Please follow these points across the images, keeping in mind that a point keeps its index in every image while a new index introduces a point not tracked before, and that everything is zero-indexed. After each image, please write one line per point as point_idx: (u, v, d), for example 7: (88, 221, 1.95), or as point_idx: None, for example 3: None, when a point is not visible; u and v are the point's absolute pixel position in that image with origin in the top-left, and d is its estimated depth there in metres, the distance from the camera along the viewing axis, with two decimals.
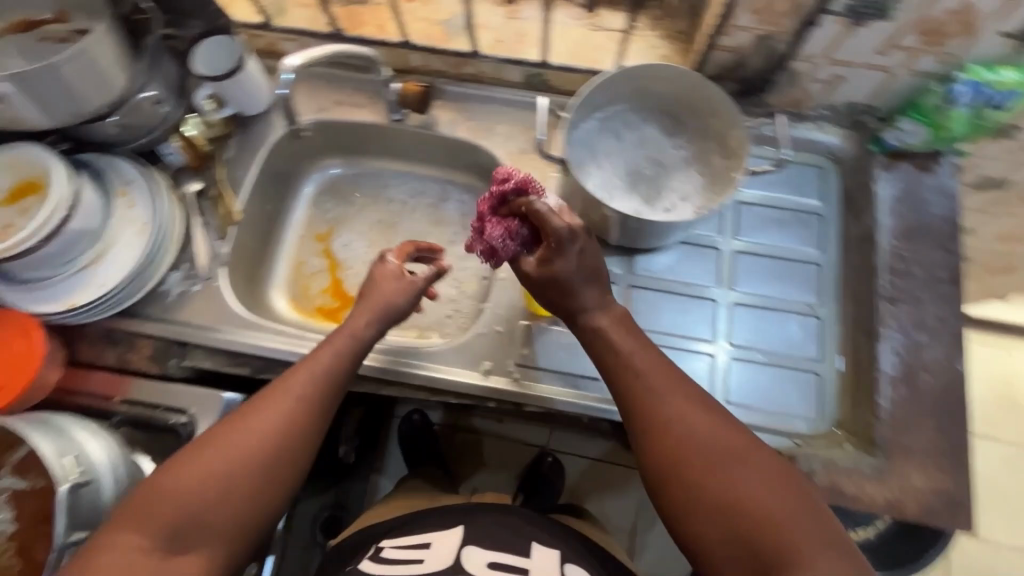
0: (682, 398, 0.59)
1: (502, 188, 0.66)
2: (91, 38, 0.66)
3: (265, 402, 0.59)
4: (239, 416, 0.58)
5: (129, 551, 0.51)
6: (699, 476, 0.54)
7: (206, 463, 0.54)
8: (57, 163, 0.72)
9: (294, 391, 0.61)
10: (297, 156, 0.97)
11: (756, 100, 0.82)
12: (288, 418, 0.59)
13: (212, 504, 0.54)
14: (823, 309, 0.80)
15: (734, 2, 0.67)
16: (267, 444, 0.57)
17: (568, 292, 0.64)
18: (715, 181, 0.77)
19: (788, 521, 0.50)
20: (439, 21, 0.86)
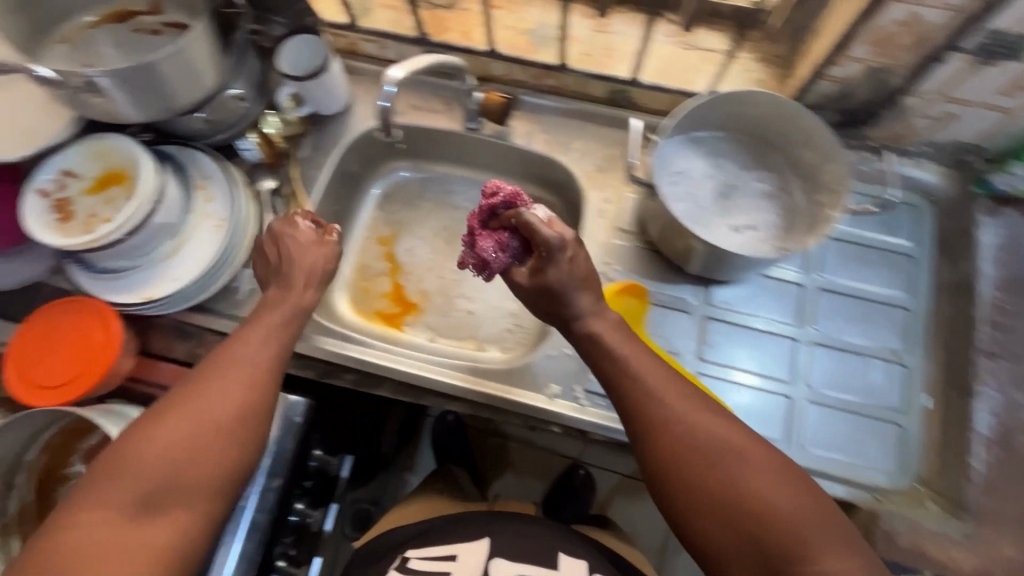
0: (670, 397, 0.59)
1: (490, 203, 0.68)
2: (189, 36, 0.66)
3: (239, 364, 0.60)
4: (209, 375, 0.58)
5: (110, 511, 0.50)
6: (699, 475, 0.54)
7: (184, 423, 0.54)
8: (145, 158, 0.73)
9: (267, 354, 0.62)
10: (368, 158, 0.96)
11: (853, 132, 0.79)
12: (261, 378, 0.60)
13: (195, 462, 0.53)
14: (909, 357, 0.76)
15: (852, 33, 0.63)
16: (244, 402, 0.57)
17: (561, 300, 0.66)
18: (799, 220, 0.74)
19: (795, 518, 0.50)
20: (525, 30, 0.84)
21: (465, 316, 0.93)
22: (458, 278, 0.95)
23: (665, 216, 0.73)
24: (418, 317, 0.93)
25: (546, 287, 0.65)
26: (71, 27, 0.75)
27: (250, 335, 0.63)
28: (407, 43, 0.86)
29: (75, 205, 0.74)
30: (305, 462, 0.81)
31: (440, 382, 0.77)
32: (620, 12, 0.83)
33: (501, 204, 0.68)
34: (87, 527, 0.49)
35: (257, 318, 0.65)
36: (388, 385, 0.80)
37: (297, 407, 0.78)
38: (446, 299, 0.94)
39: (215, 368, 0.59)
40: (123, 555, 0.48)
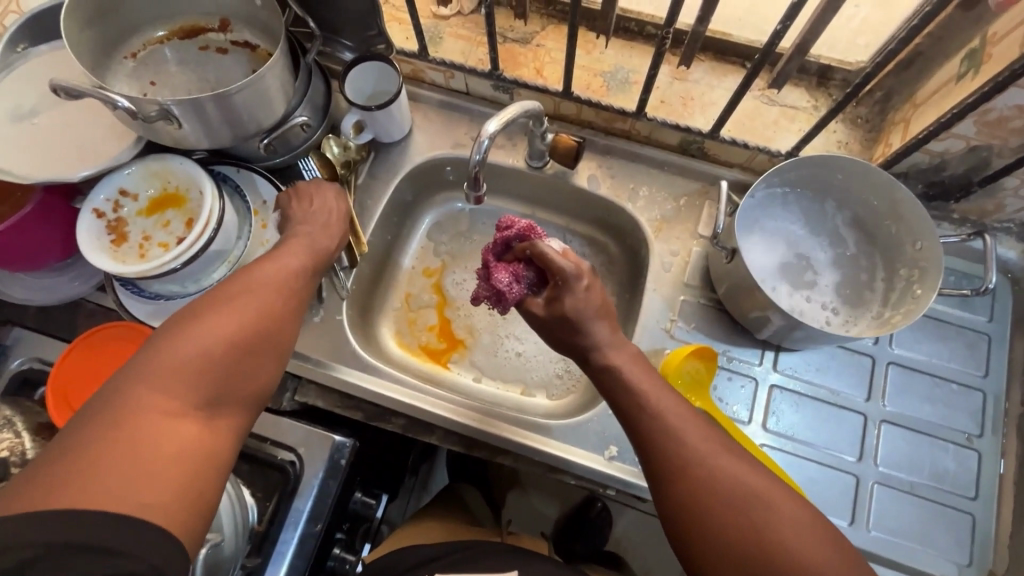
0: (691, 426, 0.55)
1: (503, 236, 0.66)
2: (267, 66, 0.63)
3: (273, 279, 0.57)
4: (246, 286, 0.55)
5: (156, 406, 0.44)
6: (718, 510, 0.50)
7: (230, 323, 0.51)
8: (208, 183, 0.70)
9: (300, 278, 0.60)
10: (424, 188, 0.93)
11: (939, 204, 0.75)
12: (294, 297, 0.58)
13: (241, 370, 0.50)
14: (982, 443, 0.73)
15: (962, 113, 0.60)
16: (280, 315, 0.55)
17: (579, 334, 0.61)
18: (868, 300, 0.72)
19: (818, 564, 0.47)
20: (600, 72, 0.81)
21: (513, 357, 0.90)
22: (508, 317, 0.92)
23: (741, 280, 0.70)
24: (464, 355, 0.90)
25: (564, 320, 0.61)
26: (139, 43, 0.73)
27: (277, 254, 0.60)
28: (476, 76, 0.83)
29: (129, 226, 0.71)
30: (346, 504, 0.78)
31: (492, 437, 0.74)
32: (700, 60, 0.80)
33: (515, 235, 0.66)
34: (129, 420, 0.43)
35: (282, 248, 0.62)
36: (438, 432, 0.78)
37: (343, 448, 0.74)
38: (496, 338, 0.91)
39: (248, 279, 0.56)
40: (183, 453, 0.44)
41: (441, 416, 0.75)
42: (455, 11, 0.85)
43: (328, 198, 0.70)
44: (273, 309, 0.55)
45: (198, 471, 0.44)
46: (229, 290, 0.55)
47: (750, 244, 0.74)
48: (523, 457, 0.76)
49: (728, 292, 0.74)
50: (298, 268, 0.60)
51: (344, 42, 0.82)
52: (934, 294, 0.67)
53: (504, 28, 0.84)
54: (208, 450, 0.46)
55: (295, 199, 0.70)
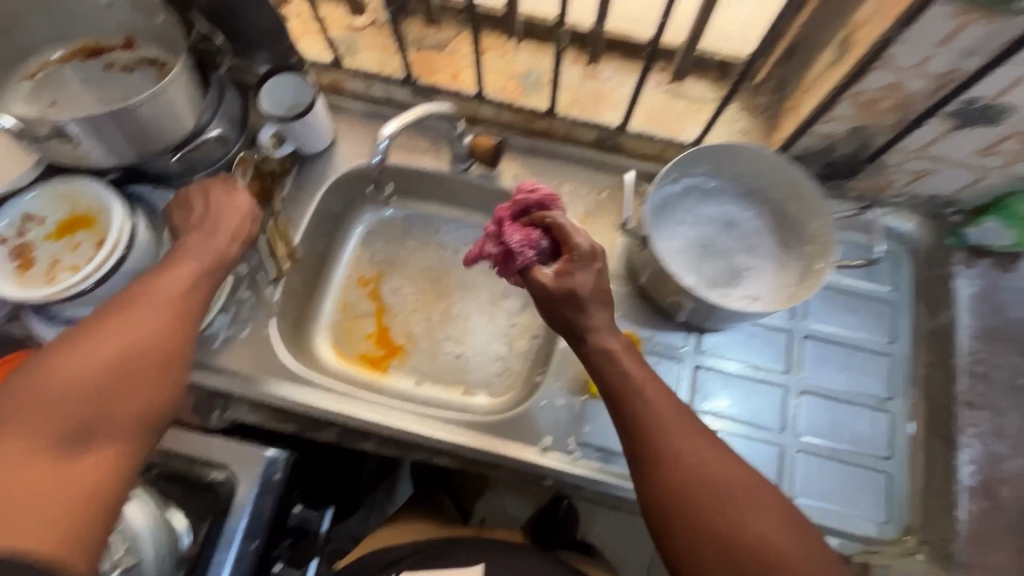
0: (681, 422, 0.57)
1: (523, 201, 0.67)
2: (168, 79, 0.63)
3: (156, 300, 0.58)
4: (127, 307, 0.56)
5: (26, 442, 0.46)
6: (703, 504, 0.52)
7: (101, 354, 0.51)
8: (116, 202, 0.69)
9: (188, 294, 0.60)
10: (352, 197, 0.93)
11: (837, 184, 0.80)
12: (180, 316, 0.58)
13: (116, 399, 0.51)
14: (894, 405, 0.77)
15: (837, 95, 0.65)
16: (164, 336, 0.56)
17: (580, 309, 0.62)
18: (789, 284, 0.75)
19: (787, 553, 0.51)
20: (515, 75, 0.84)
21: (452, 359, 0.90)
22: (445, 320, 0.92)
23: (656, 266, 0.73)
24: (403, 360, 0.90)
25: (569, 293, 0.61)
26: (37, 63, 0.72)
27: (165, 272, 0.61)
28: (393, 84, 0.85)
29: (37, 251, 0.69)
30: (285, 519, 0.76)
31: (427, 438, 0.74)
32: (608, 59, 0.83)
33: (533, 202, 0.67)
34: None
35: (174, 260, 0.63)
36: (373, 439, 0.77)
37: (277, 463, 0.73)
38: (433, 343, 0.91)
39: (132, 303, 0.57)
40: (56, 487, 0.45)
41: (371, 422, 0.75)
42: (368, 21, 0.87)
43: (239, 198, 0.70)
44: (155, 327, 0.56)
45: (79, 501, 0.46)
46: (112, 313, 0.56)
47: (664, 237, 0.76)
48: (460, 456, 0.76)
49: (648, 278, 0.76)
50: (189, 282, 0.61)
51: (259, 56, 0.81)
52: (832, 267, 0.71)
53: (418, 36, 0.85)
54: (87, 481, 0.47)
55: (179, 208, 0.70)
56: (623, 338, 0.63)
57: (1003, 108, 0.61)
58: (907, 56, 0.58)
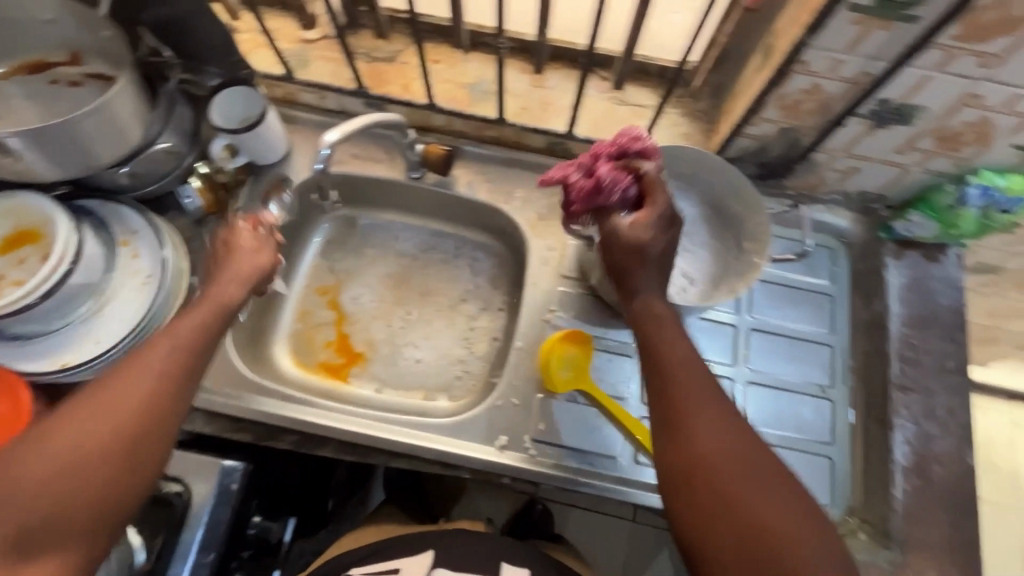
0: (701, 392, 0.53)
1: (626, 148, 0.64)
2: (111, 93, 0.64)
3: (151, 368, 0.53)
4: (105, 389, 0.51)
5: None
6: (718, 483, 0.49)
7: (77, 440, 0.48)
8: (60, 215, 0.69)
9: (188, 362, 0.56)
10: (309, 207, 0.94)
11: (774, 183, 0.85)
12: (174, 388, 0.54)
13: (80, 491, 0.47)
14: (835, 392, 0.80)
15: (762, 99, 0.69)
16: (149, 417, 0.52)
17: (640, 263, 0.60)
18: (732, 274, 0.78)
19: (791, 536, 0.46)
20: (465, 84, 0.86)
21: (413, 365, 0.91)
22: (405, 326, 0.93)
23: None
24: (365, 367, 0.91)
25: (633, 247, 0.60)
26: None
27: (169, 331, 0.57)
28: (346, 95, 0.86)
29: None
30: (244, 530, 0.76)
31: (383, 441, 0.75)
32: (555, 68, 0.87)
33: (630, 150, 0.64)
34: None
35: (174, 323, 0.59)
36: (332, 445, 0.78)
37: (233, 473, 0.73)
38: (393, 350, 0.91)
39: (126, 369, 0.53)
40: None
41: (328, 427, 0.75)
42: (321, 34, 0.88)
43: (251, 255, 0.68)
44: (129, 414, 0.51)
45: None
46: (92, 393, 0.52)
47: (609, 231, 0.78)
48: (418, 459, 0.77)
49: (597, 277, 0.79)
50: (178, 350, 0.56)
51: (210, 69, 0.82)
52: (767, 260, 0.75)
53: (369, 48, 0.87)
54: None
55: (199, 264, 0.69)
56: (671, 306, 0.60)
57: (913, 108, 0.65)
58: (819, 60, 0.62)
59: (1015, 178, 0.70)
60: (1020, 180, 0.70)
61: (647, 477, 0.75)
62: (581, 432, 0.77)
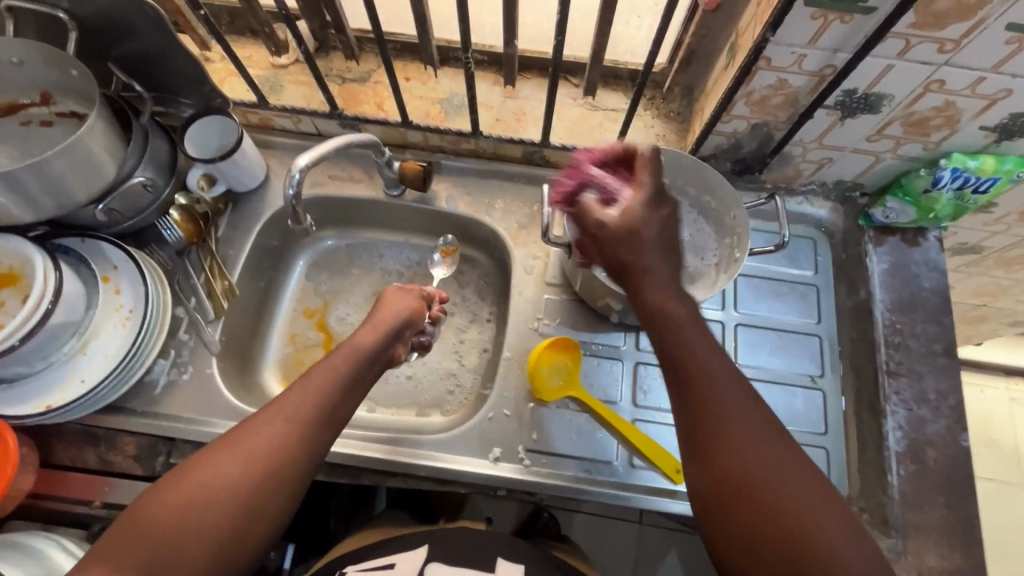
0: (735, 401, 0.49)
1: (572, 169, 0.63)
2: (85, 129, 0.64)
3: (294, 408, 0.56)
4: (245, 435, 0.54)
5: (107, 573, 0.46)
6: (733, 446, 0.47)
7: (214, 471, 0.51)
8: (37, 253, 0.68)
9: (327, 404, 0.59)
10: (291, 232, 0.93)
11: (751, 177, 0.85)
12: (305, 425, 0.56)
13: (206, 517, 0.50)
14: (825, 381, 0.80)
15: (731, 97, 0.70)
16: (284, 459, 0.54)
17: (637, 253, 0.54)
18: (721, 272, 0.77)
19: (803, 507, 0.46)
20: (437, 100, 0.87)
21: (404, 382, 0.90)
22: None
23: (587, 271, 0.75)
24: None
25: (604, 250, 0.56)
26: None
27: (313, 375, 0.60)
28: (320, 117, 0.86)
29: None
30: None
31: (376, 460, 0.75)
32: (526, 78, 0.88)
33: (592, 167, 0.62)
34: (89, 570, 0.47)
35: (323, 364, 0.62)
36: (324, 468, 0.78)
37: None
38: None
39: (270, 411, 0.56)
40: None
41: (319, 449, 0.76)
42: (291, 59, 0.88)
43: (396, 305, 0.73)
44: (260, 458, 0.53)
45: None
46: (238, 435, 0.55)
47: None
48: (413, 477, 0.77)
49: (579, 283, 0.79)
50: (317, 395, 0.59)
51: (183, 101, 0.83)
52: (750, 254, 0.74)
53: (341, 70, 0.88)
54: None
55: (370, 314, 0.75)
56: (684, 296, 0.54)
57: (879, 96, 0.66)
58: (782, 56, 0.63)
59: (986, 159, 0.71)
60: (990, 161, 0.71)
61: (643, 480, 0.74)
62: (576, 439, 0.77)
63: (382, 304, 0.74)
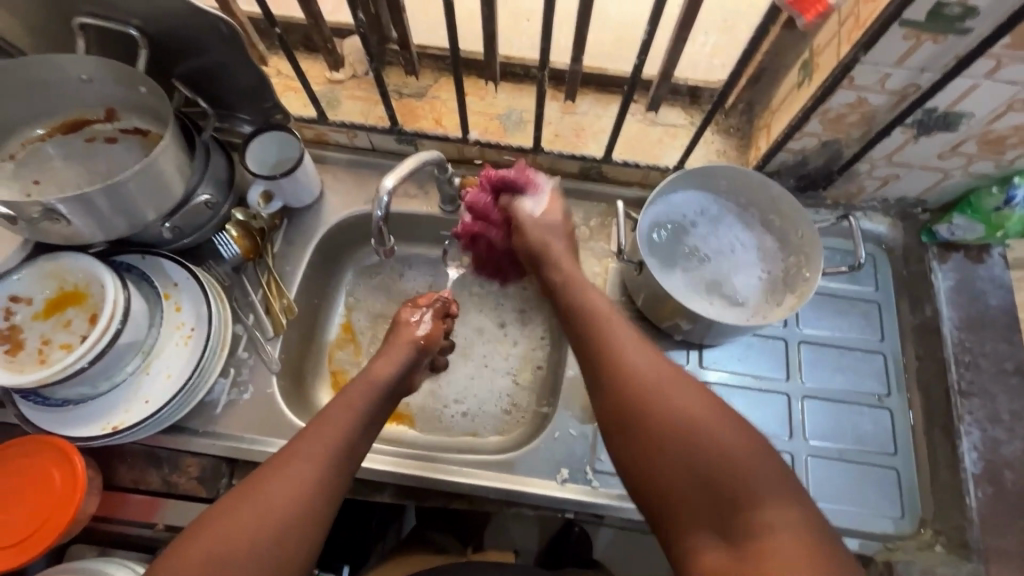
0: (633, 347, 0.60)
1: (499, 172, 0.76)
2: (159, 150, 0.63)
3: (311, 445, 0.58)
4: (263, 476, 0.55)
5: None
6: (676, 432, 0.53)
7: (240, 517, 0.52)
8: (106, 272, 0.67)
9: (347, 442, 0.60)
10: (344, 247, 0.92)
11: (812, 193, 0.84)
12: (327, 470, 0.57)
13: (239, 552, 0.51)
14: (892, 401, 0.79)
15: (807, 114, 0.69)
16: (302, 502, 0.54)
17: (532, 241, 0.74)
18: (767, 297, 0.78)
19: (748, 477, 0.50)
20: (495, 115, 0.86)
21: (459, 419, 0.88)
22: (444, 380, 0.90)
23: (656, 288, 0.74)
24: (410, 426, 0.88)
25: (524, 232, 0.74)
26: (17, 142, 0.72)
27: (332, 413, 0.61)
28: (377, 132, 0.85)
29: (26, 333, 0.69)
30: None
31: (443, 482, 0.74)
32: (584, 93, 0.87)
33: (524, 181, 0.76)
34: None
35: (331, 404, 0.63)
36: (387, 490, 0.77)
37: None
38: (435, 406, 0.89)
39: (289, 453, 0.57)
40: None
41: (387, 472, 0.75)
42: (349, 74, 0.88)
43: (408, 335, 0.73)
44: (282, 506, 0.53)
45: None
46: (255, 478, 0.55)
47: (661, 259, 0.79)
48: (477, 499, 0.76)
49: (643, 299, 0.78)
50: (328, 440, 0.59)
51: (241, 116, 0.82)
52: (820, 272, 0.74)
53: (398, 85, 0.87)
54: None
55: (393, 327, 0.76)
56: (576, 268, 0.71)
57: (959, 115, 0.65)
58: (867, 75, 0.62)
59: None
60: None
61: None
62: None
63: (396, 326, 0.75)
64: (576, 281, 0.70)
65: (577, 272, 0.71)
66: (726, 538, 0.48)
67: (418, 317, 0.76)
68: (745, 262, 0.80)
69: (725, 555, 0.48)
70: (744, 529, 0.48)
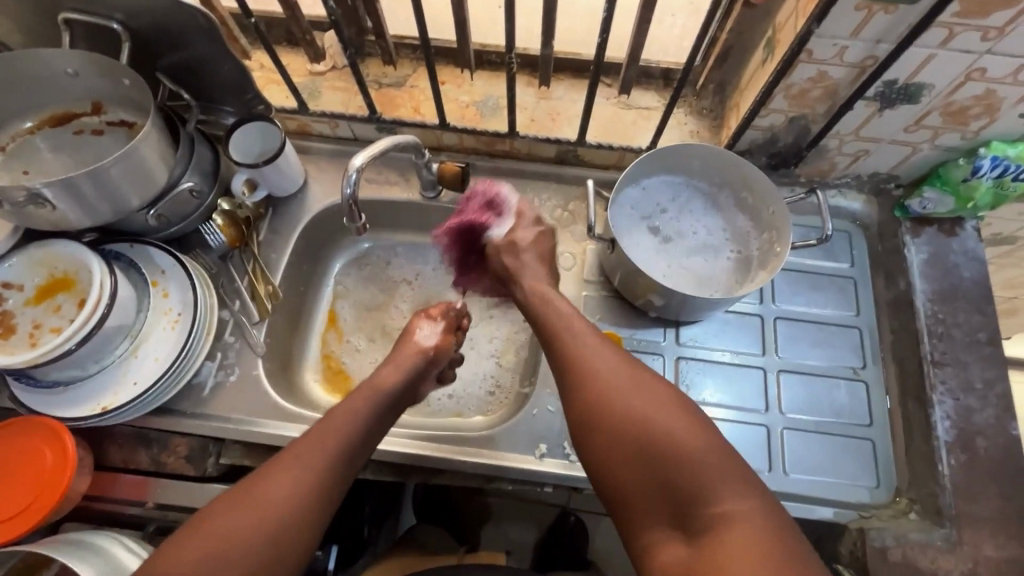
0: (595, 353, 0.62)
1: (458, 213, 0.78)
2: (140, 137, 0.66)
3: (311, 443, 0.59)
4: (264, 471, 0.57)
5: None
6: (631, 432, 0.55)
7: (240, 507, 0.53)
8: (93, 258, 0.69)
9: (349, 440, 0.62)
10: (328, 235, 0.95)
11: (785, 171, 0.86)
12: (330, 467, 0.59)
13: (241, 538, 0.52)
14: (867, 373, 0.80)
15: (770, 91, 0.71)
16: (306, 496, 0.56)
17: (513, 262, 0.75)
18: (740, 274, 0.79)
19: (702, 469, 0.52)
20: (472, 102, 0.88)
21: (445, 402, 0.90)
22: None
23: (630, 266, 0.75)
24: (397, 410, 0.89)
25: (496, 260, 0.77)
26: (8, 135, 0.75)
27: (333, 414, 0.63)
28: (357, 121, 0.87)
29: (17, 318, 0.71)
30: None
31: (425, 458, 0.76)
32: (559, 79, 0.89)
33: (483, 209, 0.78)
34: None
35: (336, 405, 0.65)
36: (371, 467, 0.79)
37: None
38: None
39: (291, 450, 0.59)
40: None
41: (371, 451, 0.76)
42: (329, 66, 0.90)
43: (416, 345, 0.76)
44: (284, 499, 0.55)
45: None
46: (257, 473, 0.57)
47: (635, 237, 0.80)
48: (460, 473, 0.78)
49: (618, 277, 0.80)
50: (332, 437, 0.61)
51: (225, 108, 0.85)
52: (790, 247, 0.75)
53: (377, 75, 0.89)
54: None
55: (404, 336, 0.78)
56: (550, 287, 0.73)
57: (919, 86, 0.67)
58: (824, 48, 0.64)
59: None
60: None
61: None
62: None
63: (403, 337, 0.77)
64: (550, 294, 0.72)
65: (545, 286, 0.73)
66: (683, 530, 0.51)
67: (428, 329, 0.78)
68: (715, 242, 0.81)
69: (681, 548, 0.50)
70: (699, 521, 0.50)
